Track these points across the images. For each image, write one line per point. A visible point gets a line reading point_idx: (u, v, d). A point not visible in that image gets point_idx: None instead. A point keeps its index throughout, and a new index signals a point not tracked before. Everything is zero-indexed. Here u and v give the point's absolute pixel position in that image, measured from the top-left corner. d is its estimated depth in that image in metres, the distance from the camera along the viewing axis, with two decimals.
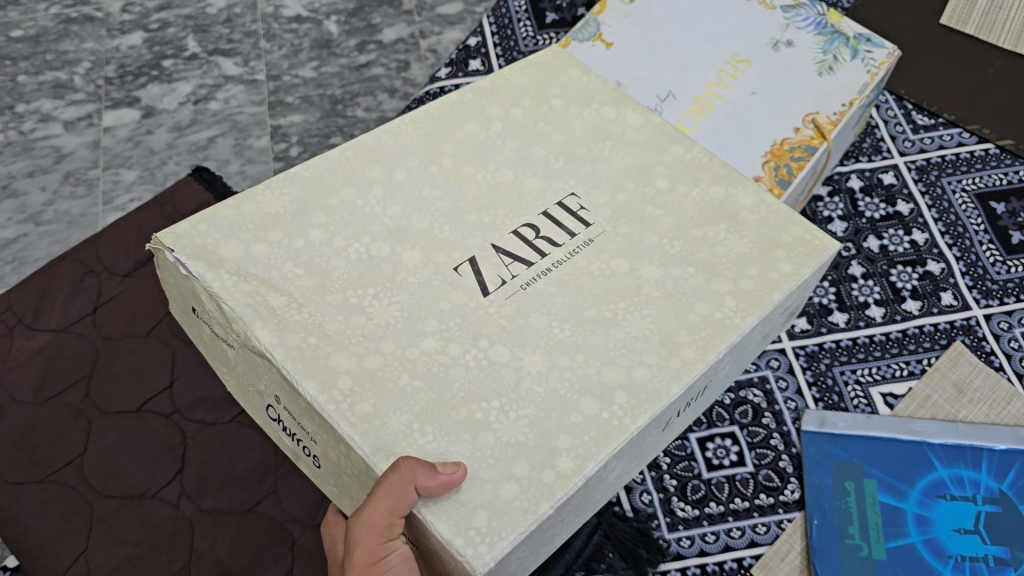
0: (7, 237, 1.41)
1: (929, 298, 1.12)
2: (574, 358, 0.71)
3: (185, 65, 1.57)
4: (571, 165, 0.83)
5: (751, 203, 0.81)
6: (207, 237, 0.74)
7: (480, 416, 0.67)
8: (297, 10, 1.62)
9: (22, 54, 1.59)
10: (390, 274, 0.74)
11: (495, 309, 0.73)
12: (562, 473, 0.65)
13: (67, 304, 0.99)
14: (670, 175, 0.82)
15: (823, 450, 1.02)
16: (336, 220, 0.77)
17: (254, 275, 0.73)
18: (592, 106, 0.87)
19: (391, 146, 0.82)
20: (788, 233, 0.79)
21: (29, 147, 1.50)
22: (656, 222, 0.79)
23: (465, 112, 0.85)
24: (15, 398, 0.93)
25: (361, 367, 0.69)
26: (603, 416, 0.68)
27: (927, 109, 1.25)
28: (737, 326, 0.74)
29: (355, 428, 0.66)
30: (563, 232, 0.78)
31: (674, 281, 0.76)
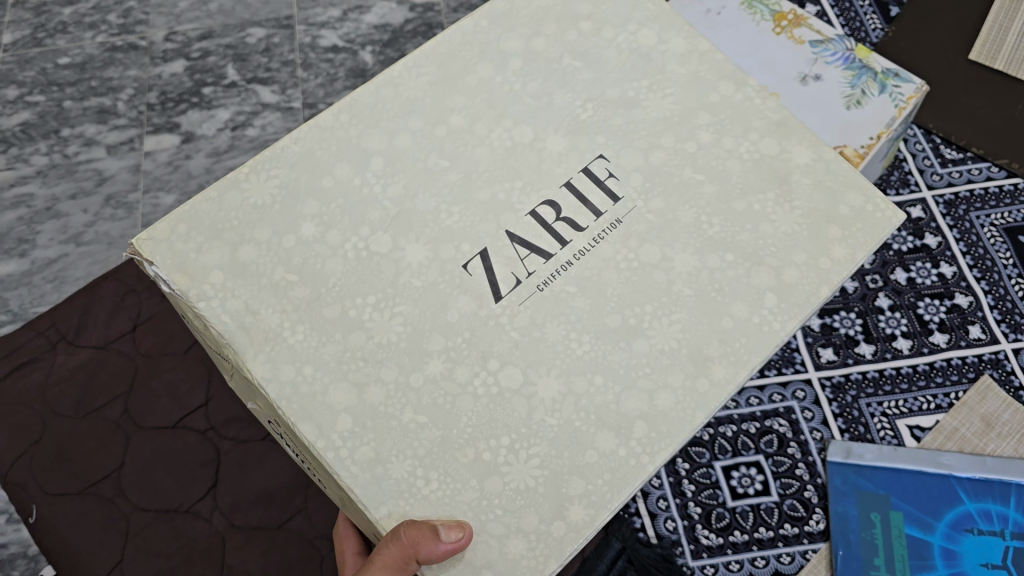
0: (49, 256, 1.49)
1: (957, 331, 1.12)
2: (593, 381, 0.61)
3: (224, 93, 1.61)
4: (600, 113, 0.67)
5: (806, 162, 0.65)
6: (187, 245, 0.63)
7: (487, 458, 0.59)
8: (333, 41, 1.64)
9: (69, 80, 1.64)
10: (391, 278, 0.63)
11: (507, 318, 0.62)
12: (572, 526, 0.58)
13: (109, 323, 1.01)
14: (716, 125, 0.66)
15: (849, 481, 1.03)
16: (329, 208, 0.64)
17: (241, 292, 0.62)
18: (629, 27, 0.69)
19: (393, 104, 0.67)
20: (847, 202, 0.64)
21: (72, 170, 1.56)
22: (695, 191, 0.65)
23: (478, 48, 0.69)
24: (56, 412, 0.96)
25: (361, 402, 0.60)
26: (619, 453, 0.59)
27: (955, 143, 1.24)
28: (776, 335, 0.62)
29: (357, 478, 0.58)
30: (586, 211, 0.65)
31: (711, 274, 0.63)
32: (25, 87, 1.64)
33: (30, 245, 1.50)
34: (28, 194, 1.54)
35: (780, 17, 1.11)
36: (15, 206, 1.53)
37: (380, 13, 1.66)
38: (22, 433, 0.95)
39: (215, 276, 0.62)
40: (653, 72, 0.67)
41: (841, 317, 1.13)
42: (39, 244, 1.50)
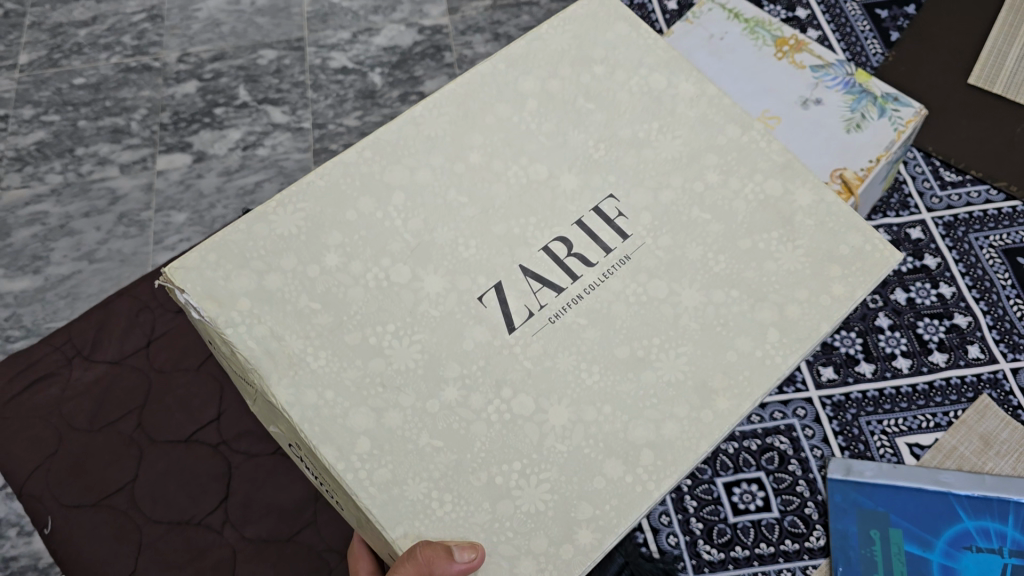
0: (63, 273, 1.52)
1: (956, 350, 1.13)
2: (602, 411, 0.62)
3: (235, 113, 1.65)
4: (612, 153, 0.67)
5: (808, 205, 0.66)
6: (216, 273, 0.62)
7: (500, 481, 0.60)
8: (343, 62, 1.67)
9: (84, 100, 1.67)
10: (410, 306, 0.63)
11: (520, 348, 0.63)
12: (580, 549, 0.59)
13: (123, 338, 1.03)
14: (723, 166, 0.67)
15: (849, 498, 1.04)
16: (352, 239, 0.64)
17: (268, 318, 0.61)
18: (640, 72, 0.69)
19: (414, 142, 0.67)
20: (848, 241, 0.65)
21: (86, 189, 1.59)
22: (702, 230, 0.65)
23: (495, 87, 0.69)
24: (72, 425, 0.98)
25: (379, 425, 0.60)
26: (626, 480, 0.60)
27: (955, 166, 1.24)
28: (778, 368, 0.62)
29: (374, 499, 0.59)
30: (596, 247, 0.66)
31: (717, 309, 0.64)
32: (41, 107, 1.67)
33: (44, 262, 1.53)
34: (43, 212, 1.57)
35: (782, 42, 1.13)
36: (30, 224, 1.56)
37: (389, 36, 1.69)
38: (39, 447, 0.97)
39: (242, 304, 0.61)
40: (665, 115, 0.68)
41: (841, 336, 1.15)
42: (53, 261, 1.53)
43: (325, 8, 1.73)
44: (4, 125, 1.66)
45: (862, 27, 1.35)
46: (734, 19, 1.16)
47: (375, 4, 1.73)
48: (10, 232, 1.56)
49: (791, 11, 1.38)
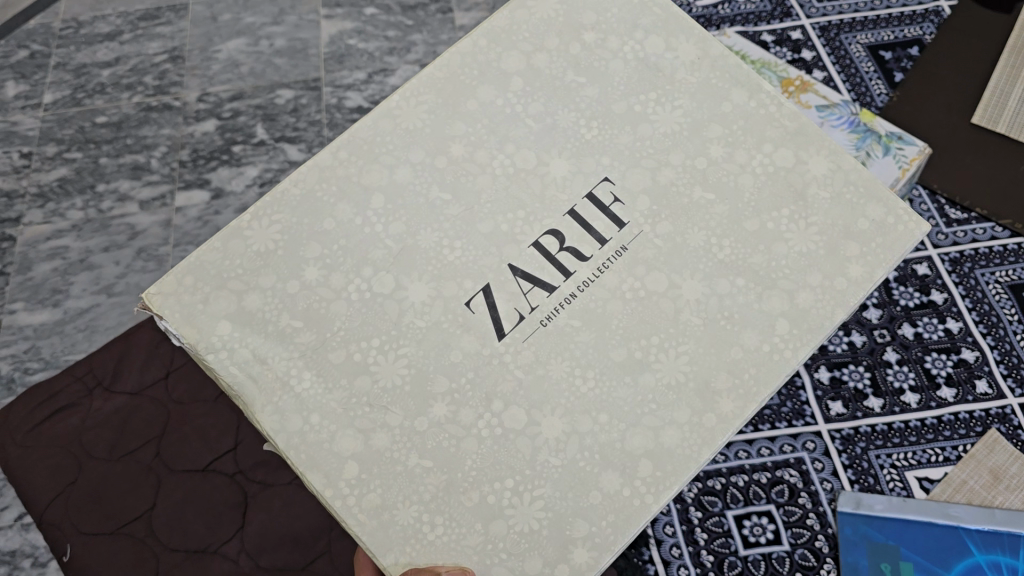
0: (81, 306, 1.55)
1: (963, 385, 1.14)
2: (596, 420, 0.69)
3: (253, 151, 1.69)
4: (606, 132, 0.76)
5: (823, 173, 0.75)
6: (194, 298, 0.73)
7: (492, 500, 0.68)
8: (358, 102, 1.73)
9: (106, 138, 1.72)
10: (397, 317, 0.72)
11: (512, 349, 0.71)
12: (576, 567, 0.66)
13: (143, 368, 1.05)
14: (728, 136, 0.76)
15: (859, 531, 1.04)
16: (331, 251, 0.74)
17: (251, 340, 0.72)
18: (636, 34, 0.79)
19: (391, 134, 0.77)
20: (866, 215, 0.74)
21: (106, 224, 1.63)
22: (705, 212, 0.74)
23: (482, 66, 0.79)
24: (91, 454, 1.00)
25: (368, 447, 0.69)
26: (623, 493, 0.68)
27: (960, 204, 1.26)
28: (785, 362, 0.70)
29: (365, 524, 0.68)
30: (590, 242, 0.75)
31: (720, 301, 0.72)
32: (64, 144, 1.72)
33: (63, 295, 1.57)
34: (64, 247, 1.61)
35: (787, 83, 1.17)
36: (50, 258, 1.60)
37: (404, 77, 1.75)
38: (58, 475, 0.98)
39: (222, 327, 0.72)
40: (662, 85, 0.77)
41: (849, 370, 1.16)
42: (72, 294, 1.56)
43: (341, 50, 1.79)
44: (28, 162, 1.70)
45: (866, 69, 1.38)
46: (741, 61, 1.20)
47: (390, 45, 1.79)
48: (31, 266, 1.59)
49: (795, 53, 1.41)
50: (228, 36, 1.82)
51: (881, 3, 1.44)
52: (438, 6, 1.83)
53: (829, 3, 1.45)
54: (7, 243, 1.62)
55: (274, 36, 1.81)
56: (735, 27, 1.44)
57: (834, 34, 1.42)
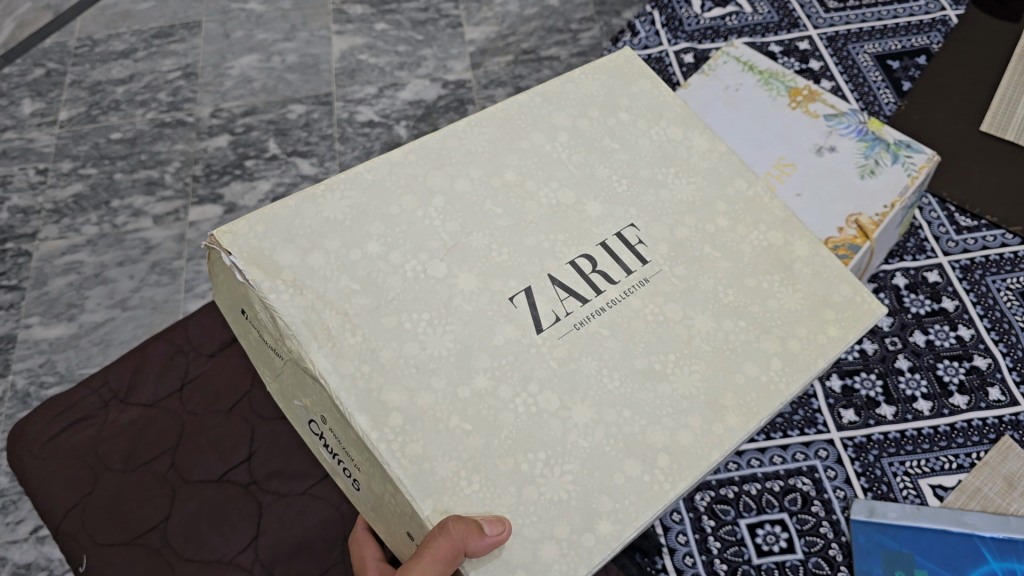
0: (96, 320, 1.57)
1: (976, 392, 1.13)
2: (621, 414, 0.65)
3: (266, 165, 1.72)
4: (635, 188, 0.75)
5: (807, 254, 0.74)
6: (263, 241, 0.69)
7: (525, 468, 0.63)
8: (369, 116, 1.77)
9: (120, 154, 1.74)
10: (446, 299, 0.68)
11: (547, 348, 0.67)
12: (601, 539, 0.61)
13: (158, 381, 1.07)
14: (732, 214, 0.75)
15: (873, 539, 1.02)
16: (393, 232, 0.71)
17: (308, 290, 0.67)
18: (661, 122, 0.79)
19: (454, 151, 0.75)
20: (840, 291, 0.72)
21: (121, 239, 1.65)
22: (712, 266, 0.72)
23: (531, 119, 0.78)
24: (107, 465, 1.00)
25: (413, 403, 0.64)
26: (644, 479, 0.63)
27: (970, 211, 1.25)
28: (780, 394, 0.68)
29: (406, 471, 0.62)
30: (619, 266, 0.72)
31: (726, 335, 0.69)
32: (78, 161, 1.74)
33: (78, 310, 1.58)
34: (79, 262, 1.63)
35: (795, 93, 1.17)
36: (66, 272, 1.62)
37: (414, 91, 1.80)
38: (75, 486, 0.99)
39: (285, 270, 0.68)
40: (681, 163, 0.77)
41: (861, 377, 1.15)
42: (86, 309, 1.58)
43: (352, 65, 1.84)
44: (44, 177, 1.73)
45: (874, 78, 1.39)
46: (748, 71, 1.21)
47: (400, 60, 1.85)
48: (46, 280, 1.61)
49: (803, 63, 1.41)
50: (240, 53, 1.87)
51: (887, 15, 1.45)
52: (448, 22, 1.91)
53: (835, 14, 1.46)
54: (23, 258, 1.64)
55: (285, 51, 1.87)
56: (742, 38, 1.45)
57: (841, 44, 1.42)
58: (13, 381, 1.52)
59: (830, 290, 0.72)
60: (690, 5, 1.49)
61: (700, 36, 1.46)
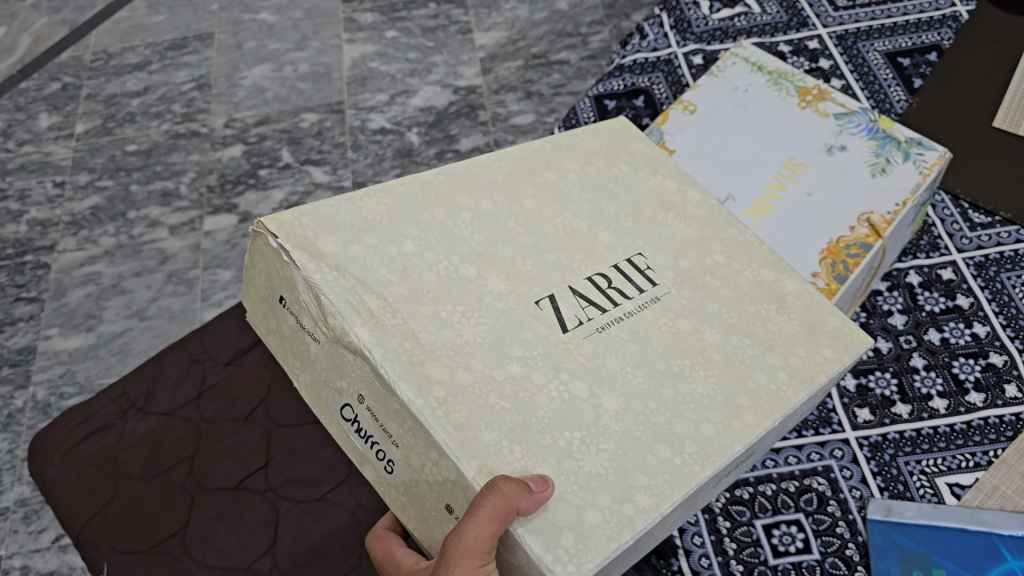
0: (115, 330, 1.65)
1: (993, 390, 1.08)
2: (648, 405, 0.70)
3: (279, 174, 1.83)
4: (641, 225, 0.83)
5: (798, 290, 0.80)
6: (313, 231, 0.77)
7: (563, 444, 0.67)
8: (381, 123, 1.88)
9: (136, 166, 1.85)
10: (477, 296, 0.75)
11: (573, 345, 0.73)
12: (640, 508, 0.65)
13: (176, 390, 1.08)
14: (726, 252, 0.82)
15: (889, 539, 0.96)
16: (427, 236, 0.78)
17: (350, 273, 0.75)
18: (658, 176, 0.87)
19: (478, 175, 0.84)
20: (831, 320, 0.79)
21: (138, 250, 1.75)
22: (716, 293, 0.79)
23: (545, 160, 0.87)
24: (126, 474, 1.01)
25: (454, 379, 0.69)
26: (675, 461, 0.68)
27: (983, 208, 1.24)
28: (789, 401, 0.73)
29: (451, 435, 0.66)
30: (633, 286, 0.78)
31: (734, 348, 0.75)
32: (95, 173, 1.85)
33: (97, 320, 1.67)
34: (96, 273, 1.72)
35: (805, 92, 1.17)
36: (84, 284, 1.71)
37: (425, 97, 1.92)
38: (95, 495, 1.00)
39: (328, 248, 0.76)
40: (677, 207, 0.85)
41: (876, 377, 1.09)
42: (106, 318, 1.67)
43: (364, 73, 1.96)
44: (61, 191, 1.83)
45: (884, 75, 1.37)
46: (757, 72, 1.21)
47: (411, 67, 1.97)
48: (65, 292, 1.70)
49: (813, 62, 1.39)
50: (253, 63, 2.01)
51: (897, 12, 1.46)
52: (457, 28, 2.03)
53: (844, 12, 1.46)
54: (43, 270, 1.73)
55: (297, 61, 2.00)
56: (751, 38, 1.44)
57: (851, 42, 1.42)
58: (34, 393, 1.58)
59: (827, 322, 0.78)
60: (698, 7, 1.49)
61: (708, 37, 1.46)
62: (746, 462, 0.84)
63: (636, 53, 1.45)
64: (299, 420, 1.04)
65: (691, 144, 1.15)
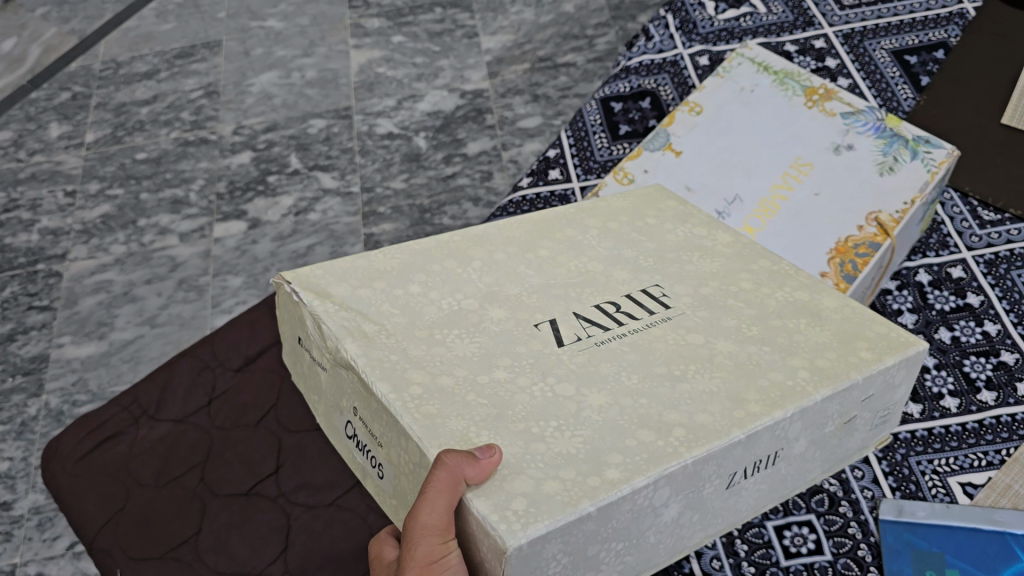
0: (126, 337, 1.66)
1: (1005, 389, 1.06)
2: (638, 401, 0.65)
3: (288, 180, 1.84)
4: (661, 263, 0.79)
5: (835, 305, 0.76)
6: (323, 277, 0.74)
7: (536, 431, 0.63)
8: (389, 128, 1.89)
9: (146, 174, 1.87)
10: (473, 321, 0.71)
11: (567, 357, 0.69)
12: (608, 482, 0.59)
13: (187, 397, 1.09)
14: (755, 279, 0.78)
15: (902, 538, 0.93)
16: (433, 279, 0.74)
17: (355, 308, 0.71)
18: (686, 226, 0.84)
19: (495, 234, 0.80)
20: (872, 329, 0.73)
21: (148, 257, 1.76)
22: (737, 309, 0.74)
23: (568, 223, 0.83)
24: (139, 481, 1.02)
25: (435, 383, 0.65)
26: (659, 444, 0.62)
27: (993, 205, 1.23)
28: (806, 392, 0.67)
29: (417, 420, 0.62)
30: (643, 308, 0.74)
31: (749, 353, 0.70)
32: (106, 182, 1.86)
33: (108, 328, 1.68)
34: (108, 281, 1.73)
35: (811, 91, 1.17)
36: (96, 292, 1.72)
37: (432, 102, 1.92)
38: (108, 502, 1.01)
39: (336, 293, 0.72)
40: (703, 247, 0.81)
41: None
42: (117, 326, 1.68)
43: (371, 78, 1.97)
44: (72, 200, 1.84)
45: (891, 74, 1.37)
46: (764, 72, 1.21)
47: (418, 72, 1.97)
48: (77, 300, 1.71)
49: (820, 61, 1.39)
50: (261, 69, 2.02)
51: (904, 10, 1.45)
52: (464, 32, 2.03)
53: (850, 11, 1.46)
54: (55, 279, 1.74)
55: (305, 67, 2.01)
56: (757, 38, 1.44)
57: (857, 41, 1.41)
58: (47, 401, 1.59)
59: (866, 330, 0.73)
60: (704, 9, 1.49)
61: (714, 37, 1.45)
62: (772, 487, 0.74)
63: (642, 55, 1.45)
64: (310, 425, 1.05)
65: (697, 145, 1.15)
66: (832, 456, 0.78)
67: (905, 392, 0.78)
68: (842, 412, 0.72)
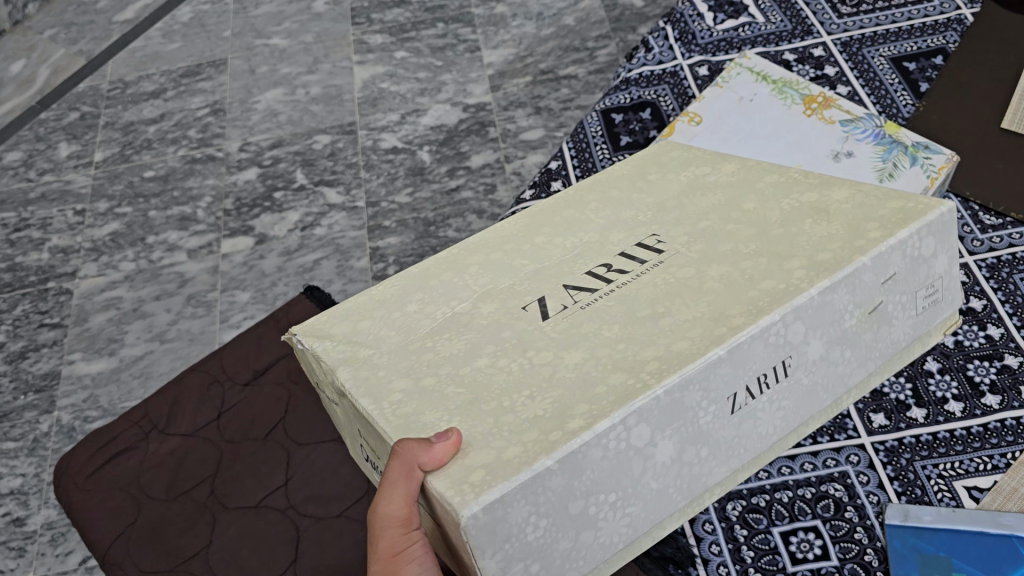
0: (136, 353, 1.68)
1: (1009, 392, 0.98)
2: (615, 347, 0.61)
3: (294, 196, 1.85)
4: (664, 214, 0.73)
5: (843, 199, 0.69)
6: (325, 319, 0.71)
7: (506, 403, 0.59)
8: (393, 143, 1.90)
9: (154, 192, 1.89)
10: (466, 318, 0.67)
11: (550, 327, 0.65)
12: (569, 434, 0.56)
13: (196, 411, 1.10)
14: (760, 200, 0.71)
15: (909, 544, 0.85)
16: (434, 293, 0.71)
17: (355, 335, 0.68)
18: (688, 168, 0.78)
19: (497, 241, 0.75)
20: (887, 208, 0.68)
21: (157, 274, 1.78)
22: (735, 236, 0.68)
23: (574, 206, 0.78)
24: (150, 494, 1.03)
25: (416, 386, 0.63)
26: (628, 383, 0.58)
27: (994, 209, 1.19)
28: (800, 291, 0.62)
29: (390, 423, 0.61)
30: (634, 260, 0.69)
31: (741, 271, 0.65)
32: (115, 200, 1.88)
33: (118, 344, 1.69)
34: (117, 297, 1.75)
35: (811, 99, 1.19)
36: (105, 308, 1.74)
37: (436, 116, 1.94)
38: (119, 517, 1.02)
39: (335, 334, 0.69)
40: (704, 181, 0.76)
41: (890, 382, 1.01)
42: (127, 342, 1.69)
43: (375, 94, 1.99)
44: (82, 218, 1.86)
45: (890, 80, 1.38)
46: (762, 81, 1.23)
47: (421, 87, 1.99)
48: (88, 317, 1.73)
49: (819, 69, 1.40)
50: (266, 87, 2.04)
51: (901, 17, 1.46)
52: (466, 46, 2.05)
53: (848, 19, 1.47)
54: (65, 296, 1.76)
55: (309, 84, 2.03)
56: (756, 47, 1.45)
57: (856, 48, 1.42)
58: (59, 417, 1.61)
59: (882, 210, 0.68)
60: (703, 20, 1.50)
61: (713, 47, 1.46)
62: (807, 406, 0.67)
63: (642, 66, 1.46)
64: (319, 437, 1.05)
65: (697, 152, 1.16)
66: (880, 358, 0.71)
67: (950, 268, 0.71)
68: (863, 300, 0.66)
